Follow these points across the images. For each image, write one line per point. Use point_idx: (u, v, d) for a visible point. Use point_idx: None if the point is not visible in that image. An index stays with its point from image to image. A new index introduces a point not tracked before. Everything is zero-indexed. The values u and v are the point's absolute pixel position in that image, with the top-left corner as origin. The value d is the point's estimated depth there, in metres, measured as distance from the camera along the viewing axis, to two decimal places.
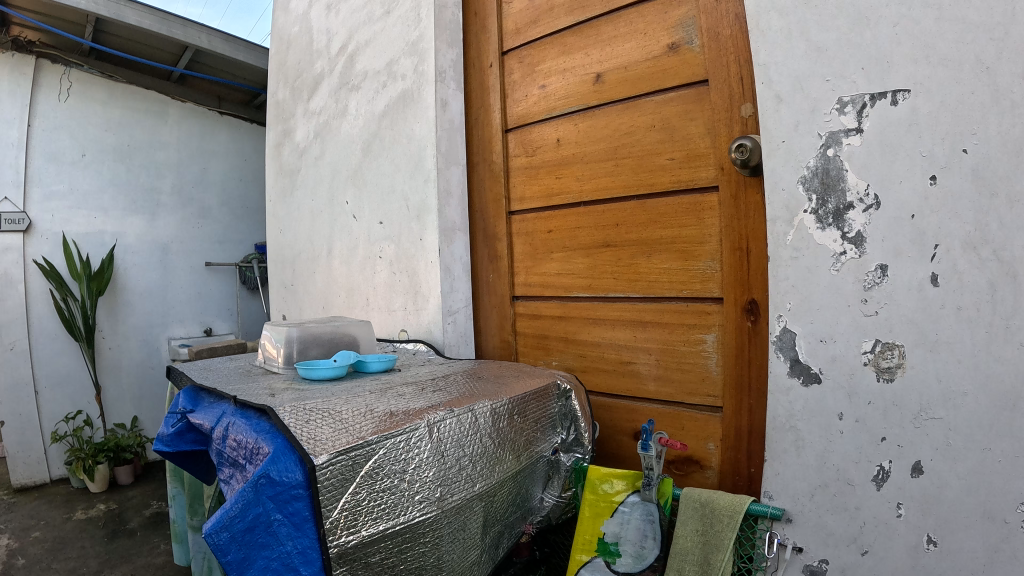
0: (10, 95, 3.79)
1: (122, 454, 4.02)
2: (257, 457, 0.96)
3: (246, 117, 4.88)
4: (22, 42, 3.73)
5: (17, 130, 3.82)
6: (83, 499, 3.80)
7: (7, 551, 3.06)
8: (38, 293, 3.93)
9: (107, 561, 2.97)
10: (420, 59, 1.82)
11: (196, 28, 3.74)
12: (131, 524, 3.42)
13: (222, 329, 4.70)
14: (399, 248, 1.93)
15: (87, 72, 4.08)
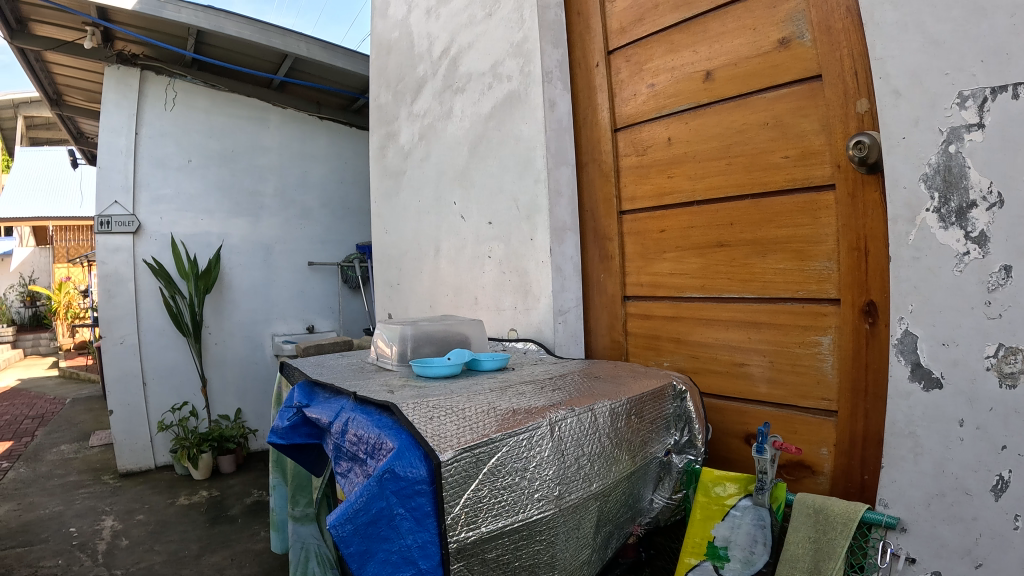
0: (117, 105, 4.06)
1: (225, 444, 4.16)
2: (380, 452, 0.96)
3: (345, 122, 4.89)
4: (126, 56, 4.04)
5: (125, 138, 4.09)
6: (187, 485, 3.98)
7: (113, 532, 3.28)
8: (148, 289, 4.17)
9: (207, 545, 3.09)
10: (525, 60, 1.84)
11: (294, 37, 3.85)
12: (232, 511, 3.53)
13: (324, 327, 4.81)
14: (508, 248, 1.95)
15: (190, 83, 4.29)
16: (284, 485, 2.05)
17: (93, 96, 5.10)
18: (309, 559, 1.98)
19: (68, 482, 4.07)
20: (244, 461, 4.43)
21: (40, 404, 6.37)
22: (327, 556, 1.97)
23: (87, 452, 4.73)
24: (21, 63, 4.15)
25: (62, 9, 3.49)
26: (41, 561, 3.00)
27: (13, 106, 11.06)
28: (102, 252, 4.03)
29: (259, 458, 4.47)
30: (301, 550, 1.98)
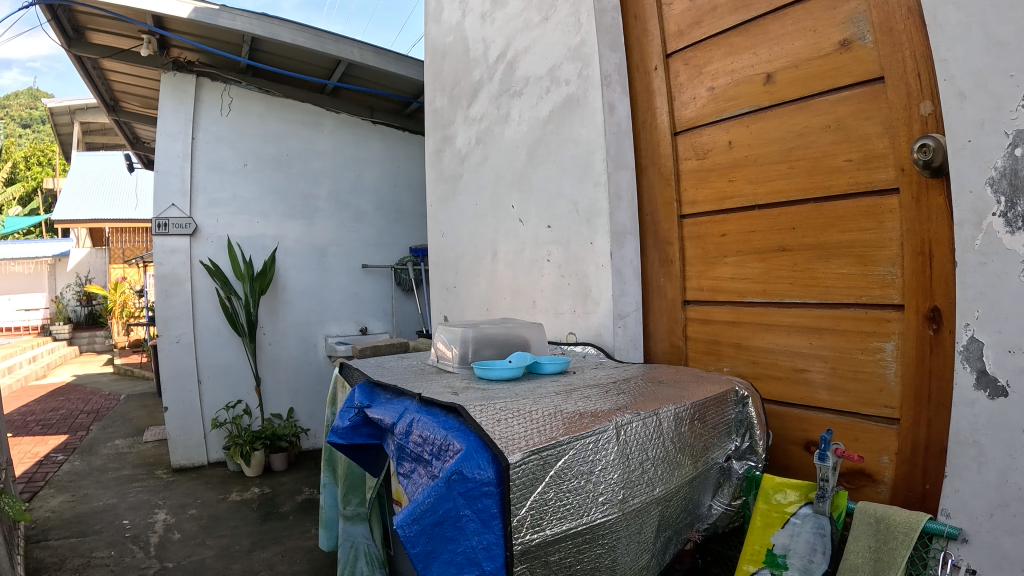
0: (174, 111, 4.22)
1: (278, 442, 4.22)
2: (446, 454, 0.96)
3: (399, 127, 4.91)
4: (182, 63, 4.18)
5: (181, 143, 4.23)
6: (239, 482, 4.04)
7: (165, 525, 3.36)
8: (204, 290, 4.28)
9: (258, 540, 3.15)
10: (583, 64, 1.86)
11: (347, 43, 3.92)
12: (283, 508, 3.57)
13: (377, 329, 4.86)
14: (567, 252, 1.95)
15: (245, 89, 4.40)
16: (334, 484, 2.13)
17: (148, 102, 5.24)
18: (359, 557, 2.06)
19: (122, 475, 4.18)
20: (296, 459, 4.48)
21: (95, 400, 6.55)
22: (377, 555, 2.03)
23: (141, 446, 4.83)
24: (77, 69, 4.32)
25: (120, 18, 3.66)
26: (94, 550, 3.09)
27: (68, 114, 11.67)
28: (159, 253, 4.17)
29: (311, 457, 4.53)
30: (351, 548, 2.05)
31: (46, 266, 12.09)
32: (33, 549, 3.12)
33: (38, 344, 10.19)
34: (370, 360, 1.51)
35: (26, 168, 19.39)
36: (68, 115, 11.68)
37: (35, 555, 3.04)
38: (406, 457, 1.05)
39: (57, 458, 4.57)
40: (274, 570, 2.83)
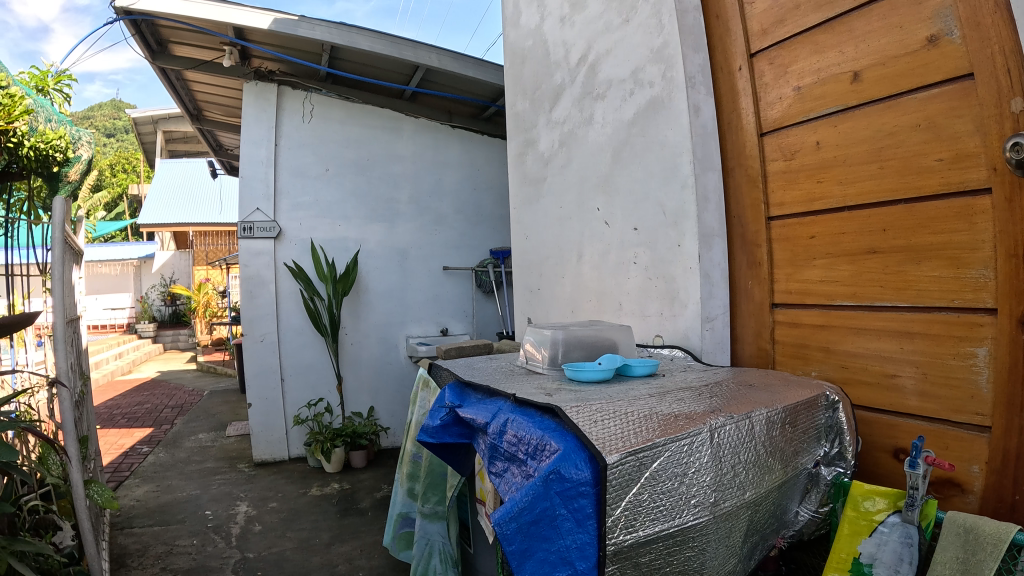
0: (257, 119, 4.40)
1: (358, 440, 4.33)
2: (543, 453, 0.99)
3: (478, 130, 4.99)
4: (263, 72, 4.36)
5: (264, 150, 4.41)
6: (319, 477, 4.15)
7: (246, 517, 3.47)
8: (287, 292, 4.44)
9: (337, 535, 3.22)
10: (667, 65, 1.89)
11: (426, 48, 4.01)
12: (362, 504, 3.65)
13: (457, 330, 4.94)
14: (655, 254, 1.98)
15: (326, 96, 4.54)
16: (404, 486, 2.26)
17: (230, 110, 5.43)
18: (433, 557, 2.12)
19: (205, 468, 4.34)
20: (376, 456, 4.57)
21: (179, 395, 6.81)
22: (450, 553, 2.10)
23: (223, 441, 4.99)
24: (160, 80, 4.52)
25: (203, 32, 3.87)
26: (176, 539, 3.22)
27: (152, 121, 12.25)
28: (245, 256, 4.34)
29: (389, 455, 4.61)
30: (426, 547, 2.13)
31: (132, 267, 12.68)
32: (118, 534, 3.27)
33: (126, 341, 10.65)
34: (469, 362, 1.57)
35: (112, 175, 20.35)
36: (151, 121, 12.25)
37: (120, 541, 3.19)
38: (500, 456, 1.07)
39: (143, 450, 4.76)
40: (352, 564, 2.90)
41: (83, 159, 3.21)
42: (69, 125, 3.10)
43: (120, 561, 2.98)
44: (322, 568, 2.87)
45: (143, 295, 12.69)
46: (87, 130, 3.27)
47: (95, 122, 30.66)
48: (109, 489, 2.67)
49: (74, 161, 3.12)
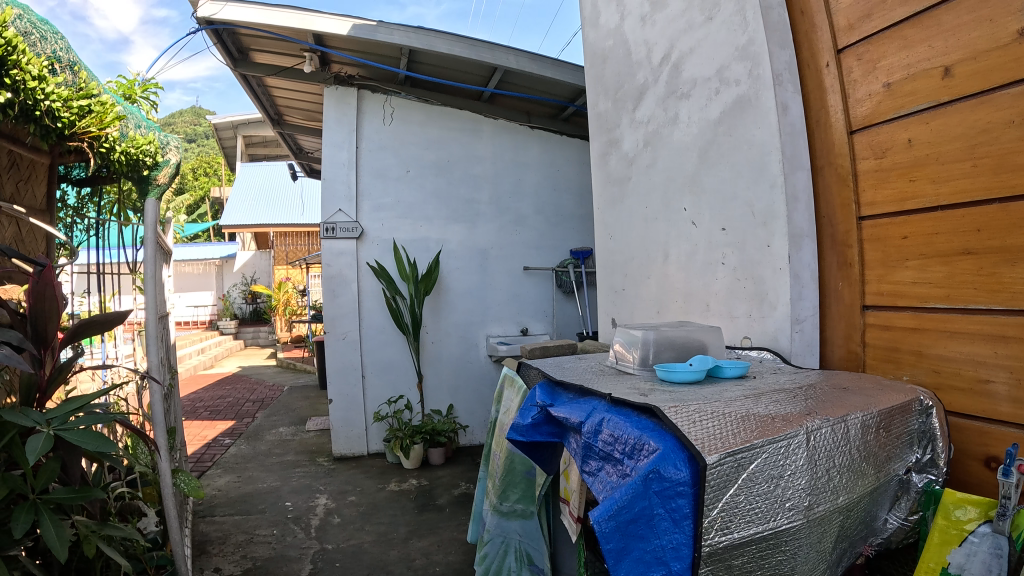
0: (339, 123, 4.57)
1: (437, 437, 4.39)
2: (640, 452, 1.00)
3: (556, 130, 5.02)
4: (343, 77, 4.53)
5: (346, 152, 4.58)
6: (397, 473, 4.24)
7: (325, 509, 3.57)
8: (369, 290, 4.61)
9: (415, 530, 3.28)
10: (753, 63, 1.90)
11: (503, 50, 4.05)
12: (439, 500, 3.70)
13: (537, 330, 4.97)
14: (743, 255, 1.98)
15: (405, 99, 4.70)
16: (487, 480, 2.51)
17: (310, 115, 5.60)
18: (508, 553, 2.33)
19: (286, 460, 4.49)
20: (453, 454, 4.64)
21: (260, 390, 7.01)
22: (525, 552, 2.28)
23: (303, 435, 5.13)
24: (243, 87, 4.74)
25: (284, 38, 4.03)
26: (257, 528, 3.33)
27: (233, 126, 12.70)
28: (328, 255, 4.54)
29: (467, 453, 4.69)
30: (502, 543, 2.33)
31: (214, 267, 13.23)
32: (201, 522, 3.40)
33: (208, 337, 10.98)
34: (558, 362, 1.70)
35: (196, 179, 21.25)
36: (232, 126, 12.70)
37: (202, 528, 3.33)
38: (595, 455, 1.08)
39: (225, 442, 4.93)
40: (428, 559, 2.95)
41: (171, 163, 3.33)
42: (158, 131, 3.22)
43: (202, 547, 3.10)
44: (400, 562, 2.93)
45: (225, 293, 13.10)
46: (176, 135, 3.41)
47: (180, 127, 31.91)
48: (196, 480, 2.80)
49: (163, 165, 3.24)
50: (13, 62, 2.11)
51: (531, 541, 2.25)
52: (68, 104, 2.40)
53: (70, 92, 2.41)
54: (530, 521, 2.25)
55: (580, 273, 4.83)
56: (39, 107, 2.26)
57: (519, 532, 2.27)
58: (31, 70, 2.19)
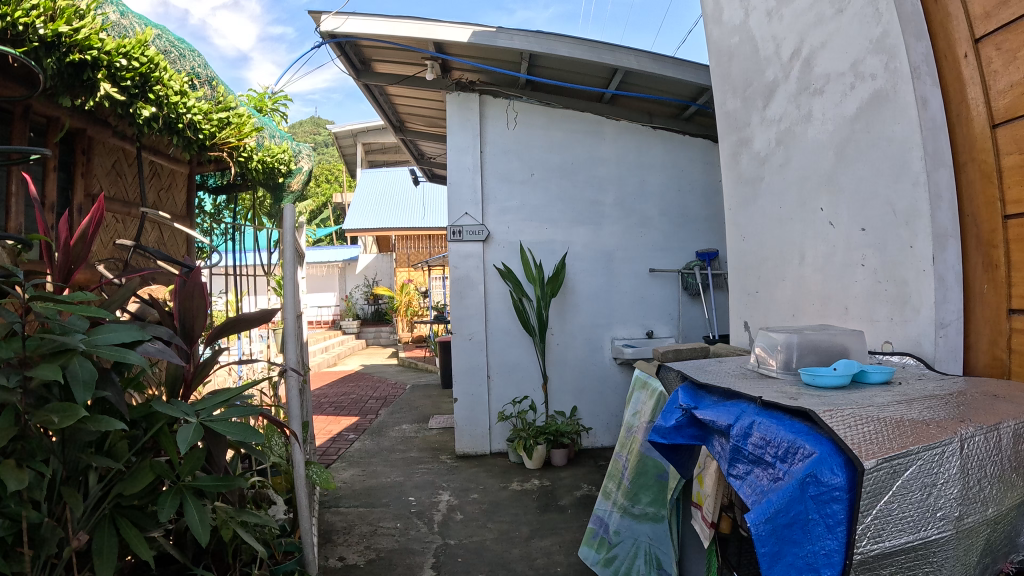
0: (463, 127, 4.77)
1: (560, 439, 4.44)
2: (795, 455, 1.13)
3: (678, 130, 4.95)
4: (464, 83, 4.74)
5: (471, 156, 4.77)
6: (519, 472, 4.31)
7: (448, 506, 3.66)
8: (496, 291, 4.78)
9: (537, 530, 3.32)
10: (889, 56, 1.83)
11: (624, 51, 4.07)
12: (562, 501, 3.73)
13: (662, 333, 4.93)
14: (885, 256, 1.91)
15: (527, 103, 4.83)
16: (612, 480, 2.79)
17: (430, 121, 5.80)
18: (638, 556, 2.49)
19: (409, 457, 4.63)
20: (576, 456, 4.67)
21: (382, 388, 7.25)
22: (655, 556, 2.44)
23: (426, 433, 5.28)
24: (366, 96, 5.01)
25: (407, 48, 4.26)
26: (381, 521, 3.46)
27: (352, 133, 13.21)
28: (455, 258, 4.74)
29: (589, 455, 4.71)
30: (632, 546, 2.50)
31: (336, 269, 13.84)
32: (327, 513, 3.56)
33: (331, 336, 11.45)
34: (700, 363, 1.92)
35: (319, 184, 22.19)
36: (351, 134, 13.20)
37: (328, 518, 3.48)
38: (746, 458, 1.24)
39: (349, 437, 5.13)
40: (550, 559, 2.98)
41: (304, 170, 3.47)
42: (291, 140, 3.38)
43: (327, 537, 3.25)
44: (521, 560, 2.98)
45: (348, 294, 13.66)
46: (308, 144, 3.56)
47: (301, 133, 33.49)
48: (328, 472, 2.93)
49: (295, 172, 3.39)
50: (156, 80, 2.21)
51: (660, 544, 2.43)
52: (208, 117, 2.56)
53: (209, 106, 2.57)
54: (659, 524, 2.45)
55: (705, 274, 4.81)
56: (181, 120, 2.38)
57: (649, 535, 2.46)
58: (175, 85, 2.33)
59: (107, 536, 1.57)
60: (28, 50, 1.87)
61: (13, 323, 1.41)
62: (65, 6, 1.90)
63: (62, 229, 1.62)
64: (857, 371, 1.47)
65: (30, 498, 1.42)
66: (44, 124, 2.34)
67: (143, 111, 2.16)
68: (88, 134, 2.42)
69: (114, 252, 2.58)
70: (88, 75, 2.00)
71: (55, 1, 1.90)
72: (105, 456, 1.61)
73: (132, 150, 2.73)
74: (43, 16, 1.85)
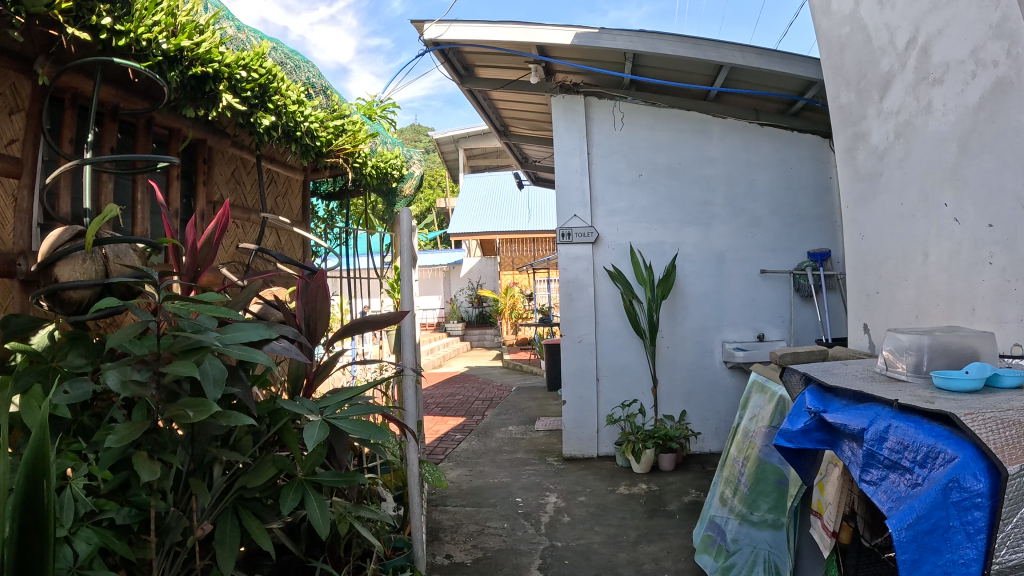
0: (569, 129, 4.83)
1: (669, 443, 4.39)
2: (935, 460, 1.19)
3: (786, 127, 4.80)
4: (568, 85, 4.80)
5: (578, 158, 4.84)
6: (627, 476, 4.29)
7: (555, 507, 3.68)
8: (606, 292, 4.81)
9: (644, 534, 3.30)
10: (1011, 41, 1.75)
11: (728, 46, 3.98)
12: (670, 506, 3.68)
13: (774, 336, 4.78)
14: (1015, 254, 1.80)
15: (633, 103, 4.84)
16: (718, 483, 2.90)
17: (535, 126, 5.87)
18: (756, 564, 2.52)
19: (516, 458, 4.69)
20: (684, 461, 4.60)
21: (488, 389, 7.36)
22: (775, 564, 2.49)
23: (532, 434, 5.31)
24: (470, 101, 5.12)
25: (511, 53, 4.34)
26: (488, 520, 3.50)
27: (455, 140, 13.48)
28: (565, 260, 4.80)
29: (698, 461, 4.62)
30: (751, 554, 2.54)
31: (442, 273, 14.20)
32: (436, 511, 3.64)
33: (437, 338, 11.69)
34: (826, 366, 1.92)
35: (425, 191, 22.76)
36: (453, 140, 13.45)
37: (437, 516, 3.55)
38: (882, 462, 1.32)
39: (457, 437, 5.23)
40: (658, 565, 2.95)
41: (416, 175, 3.56)
42: (404, 146, 3.48)
43: (435, 534, 3.31)
44: (629, 564, 2.96)
45: (453, 297, 13.95)
46: (419, 150, 3.64)
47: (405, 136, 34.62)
48: (440, 470, 2.94)
49: (408, 177, 3.49)
50: (275, 90, 2.31)
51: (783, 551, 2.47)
52: (324, 124, 2.68)
53: (326, 114, 2.70)
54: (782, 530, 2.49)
55: (819, 275, 4.66)
56: (299, 128, 2.49)
57: (770, 541, 2.51)
58: (295, 96, 2.45)
59: (230, 525, 1.62)
60: (152, 64, 1.92)
61: (148, 323, 1.46)
62: (185, 22, 1.97)
63: (190, 233, 1.66)
64: (992, 374, 1.41)
65: (159, 488, 1.49)
66: (166, 134, 2.50)
67: (263, 120, 2.27)
68: (208, 144, 2.57)
69: (236, 256, 2.71)
70: (211, 86, 2.08)
71: (176, 16, 1.96)
72: (232, 449, 1.68)
73: (249, 159, 2.86)
74: (166, 32, 1.91)
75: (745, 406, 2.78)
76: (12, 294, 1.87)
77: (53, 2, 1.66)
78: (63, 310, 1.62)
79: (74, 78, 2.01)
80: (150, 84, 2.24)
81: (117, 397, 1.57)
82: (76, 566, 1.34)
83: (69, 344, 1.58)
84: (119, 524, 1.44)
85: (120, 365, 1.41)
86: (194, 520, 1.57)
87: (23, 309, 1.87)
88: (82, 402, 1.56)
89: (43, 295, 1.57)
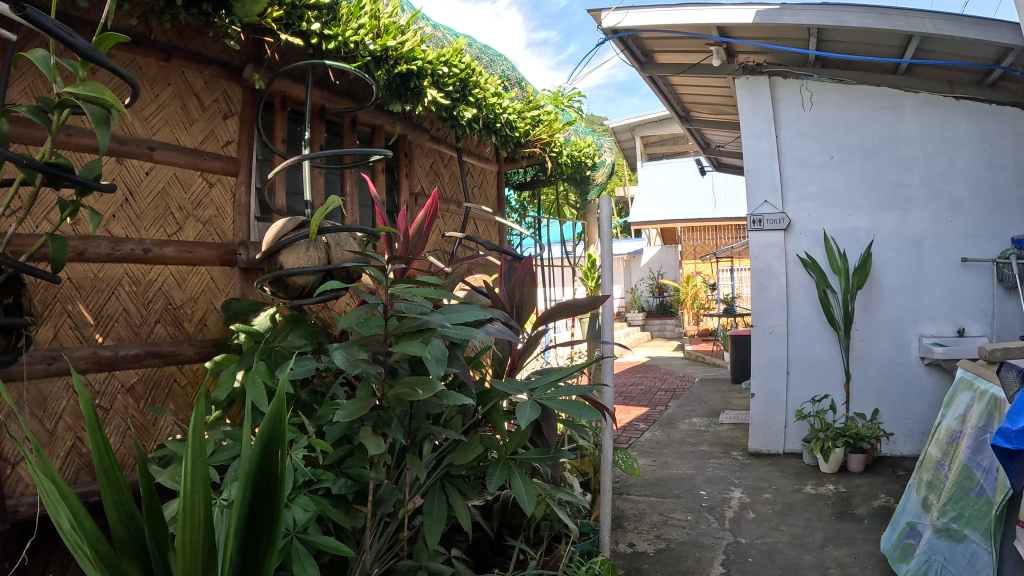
0: (756, 111, 4.67)
1: (859, 442, 4.14)
2: None
3: (984, 99, 4.37)
4: (750, 66, 4.65)
5: (767, 142, 4.67)
6: (814, 475, 4.10)
7: (740, 503, 3.59)
8: (799, 282, 4.62)
9: (831, 537, 3.14)
10: None
11: (919, 15, 3.69)
12: (859, 510, 3.48)
13: (976, 332, 4.38)
14: None
15: (820, 81, 4.61)
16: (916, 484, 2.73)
17: (716, 110, 5.72)
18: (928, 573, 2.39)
19: (700, 450, 4.61)
20: (874, 462, 4.33)
21: (673, 380, 7.28)
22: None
23: (717, 427, 5.20)
24: (651, 88, 5.11)
25: (690, 36, 4.25)
26: (672, 511, 3.48)
27: (630, 129, 13.32)
28: (756, 248, 4.66)
29: (890, 463, 4.34)
30: (926, 562, 2.41)
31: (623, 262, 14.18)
32: (619, 499, 3.66)
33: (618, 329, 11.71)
34: None
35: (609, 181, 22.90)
36: (627, 127, 13.22)
37: (621, 504, 3.58)
38: None
39: (640, 427, 5.23)
40: (845, 569, 2.81)
41: (607, 163, 3.58)
42: (595, 135, 3.53)
43: (619, 522, 3.34)
44: (815, 567, 2.84)
45: (635, 286, 13.91)
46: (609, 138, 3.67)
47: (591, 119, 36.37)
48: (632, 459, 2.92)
49: (600, 165, 3.53)
50: (475, 84, 2.42)
51: (954, 564, 2.32)
52: (523, 116, 2.77)
53: (523, 106, 2.78)
54: (961, 544, 2.31)
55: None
56: (498, 119, 2.59)
57: (947, 554, 2.34)
58: (493, 87, 2.55)
59: (438, 499, 1.72)
60: (360, 64, 2.05)
61: (375, 307, 1.56)
62: (388, 23, 2.10)
63: (402, 219, 1.78)
64: None
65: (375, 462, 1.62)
66: (370, 132, 2.66)
67: (465, 112, 2.38)
68: (409, 139, 2.71)
69: (440, 244, 2.86)
70: (416, 83, 2.20)
71: (380, 18, 2.09)
72: (442, 428, 1.78)
73: (447, 152, 2.98)
74: (372, 34, 2.04)
75: (950, 406, 2.59)
76: (233, 281, 2.06)
77: (264, 13, 1.86)
78: (286, 294, 1.77)
79: (287, 83, 2.23)
80: (351, 84, 2.40)
81: (338, 374, 1.70)
82: (298, 530, 1.47)
83: (291, 326, 1.76)
84: (335, 493, 1.58)
85: (348, 345, 1.55)
86: (406, 493, 1.69)
87: (243, 295, 2.06)
88: (303, 378, 1.72)
89: (271, 281, 1.74)
